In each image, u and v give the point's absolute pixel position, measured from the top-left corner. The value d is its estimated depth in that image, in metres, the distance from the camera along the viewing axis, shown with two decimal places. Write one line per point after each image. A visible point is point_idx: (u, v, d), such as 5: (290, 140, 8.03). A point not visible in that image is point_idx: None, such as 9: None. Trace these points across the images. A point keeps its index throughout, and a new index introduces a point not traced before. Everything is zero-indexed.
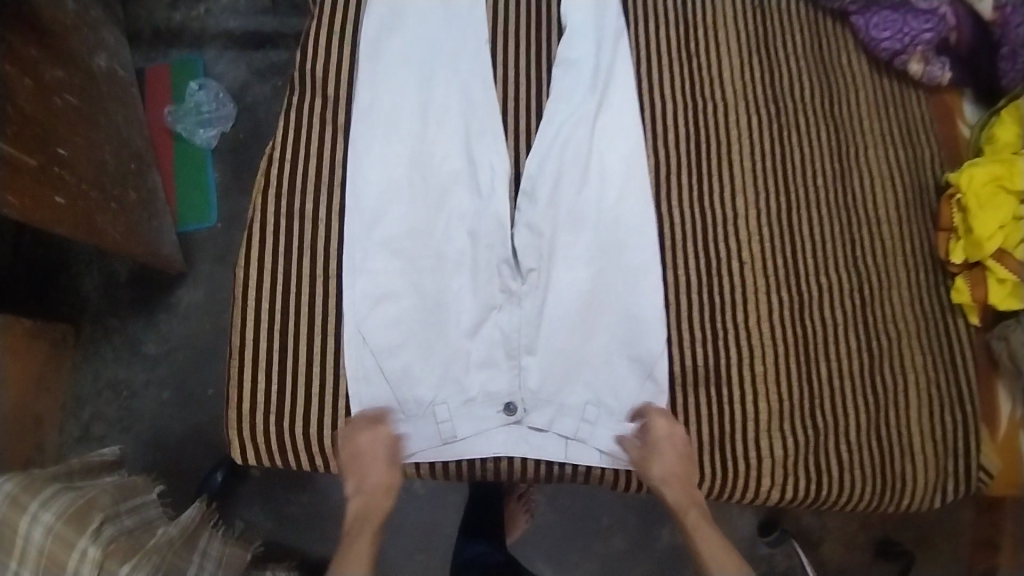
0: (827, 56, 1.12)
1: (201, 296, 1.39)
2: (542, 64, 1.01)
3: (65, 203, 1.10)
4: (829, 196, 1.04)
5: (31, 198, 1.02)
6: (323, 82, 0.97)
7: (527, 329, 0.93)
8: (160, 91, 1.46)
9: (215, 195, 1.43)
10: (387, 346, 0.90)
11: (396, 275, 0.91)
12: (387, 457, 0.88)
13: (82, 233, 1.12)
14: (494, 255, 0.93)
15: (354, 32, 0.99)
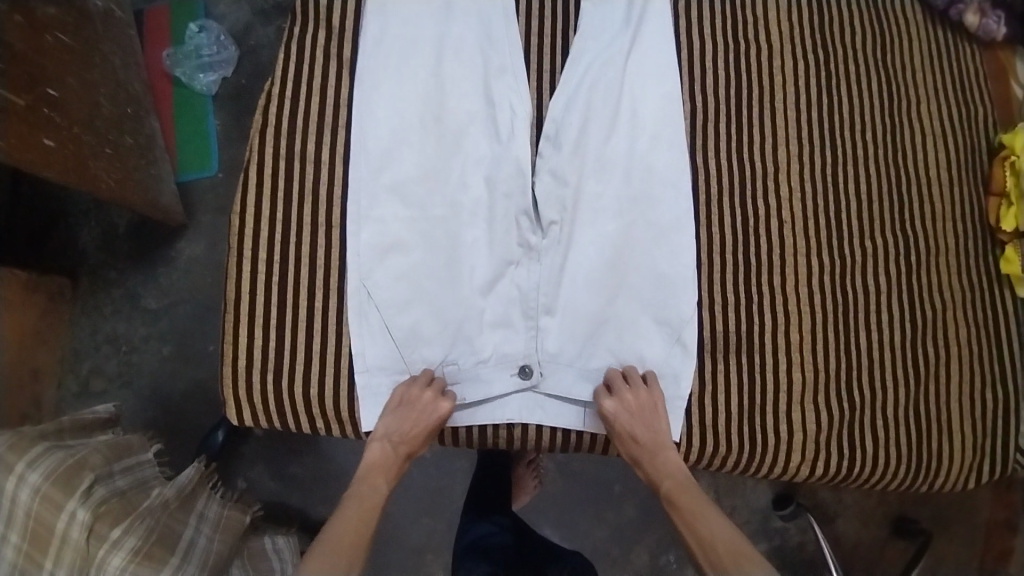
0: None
1: (202, 250, 1.33)
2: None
3: (55, 145, 1.03)
4: (877, 149, 0.96)
5: (18, 141, 0.95)
6: (328, 13, 0.89)
7: (546, 288, 0.87)
8: (159, 33, 1.38)
9: (217, 143, 1.36)
10: (393, 303, 0.83)
11: (405, 227, 0.84)
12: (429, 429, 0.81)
13: (72, 177, 1.06)
14: (512, 206, 0.86)
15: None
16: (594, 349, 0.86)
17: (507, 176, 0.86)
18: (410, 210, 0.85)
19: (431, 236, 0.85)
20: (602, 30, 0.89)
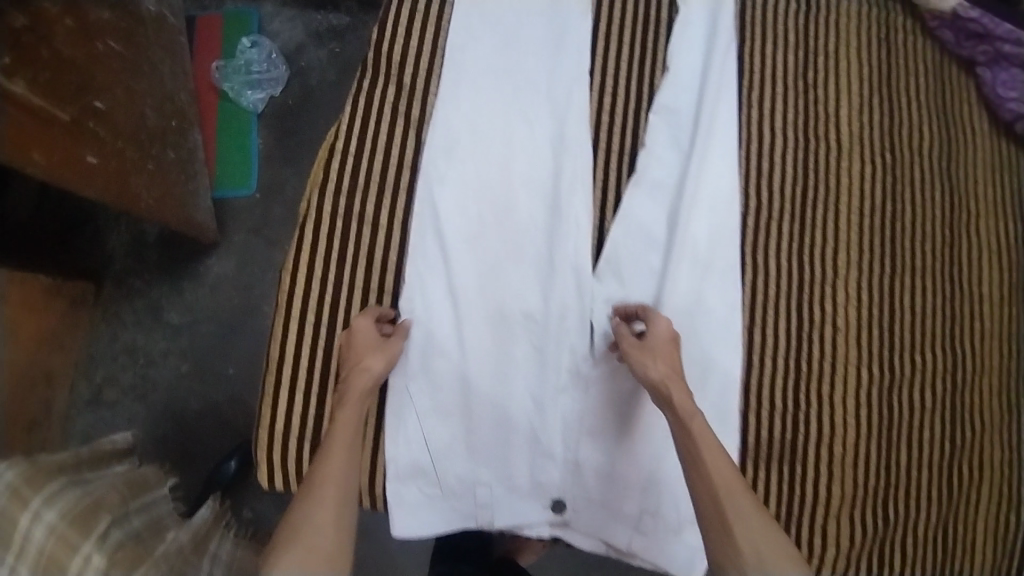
0: (950, 107, 1.00)
1: (231, 269, 1.30)
2: (644, 77, 0.89)
3: (100, 164, 0.98)
4: (935, 266, 0.95)
5: (56, 155, 0.89)
6: (399, 69, 0.87)
7: (589, 418, 0.83)
8: (210, 44, 1.36)
9: (258, 163, 1.33)
10: (431, 412, 0.81)
11: (449, 328, 0.82)
12: (365, 351, 0.77)
13: (115, 196, 1.01)
14: (566, 326, 0.83)
15: (437, 18, 0.89)
16: (629, 488, 0.81)
17: (563, 281, 0.83)
18: (457, 311, 0.82)
19: (470, 341, 0.82)
20: (673, 123, 0.88)
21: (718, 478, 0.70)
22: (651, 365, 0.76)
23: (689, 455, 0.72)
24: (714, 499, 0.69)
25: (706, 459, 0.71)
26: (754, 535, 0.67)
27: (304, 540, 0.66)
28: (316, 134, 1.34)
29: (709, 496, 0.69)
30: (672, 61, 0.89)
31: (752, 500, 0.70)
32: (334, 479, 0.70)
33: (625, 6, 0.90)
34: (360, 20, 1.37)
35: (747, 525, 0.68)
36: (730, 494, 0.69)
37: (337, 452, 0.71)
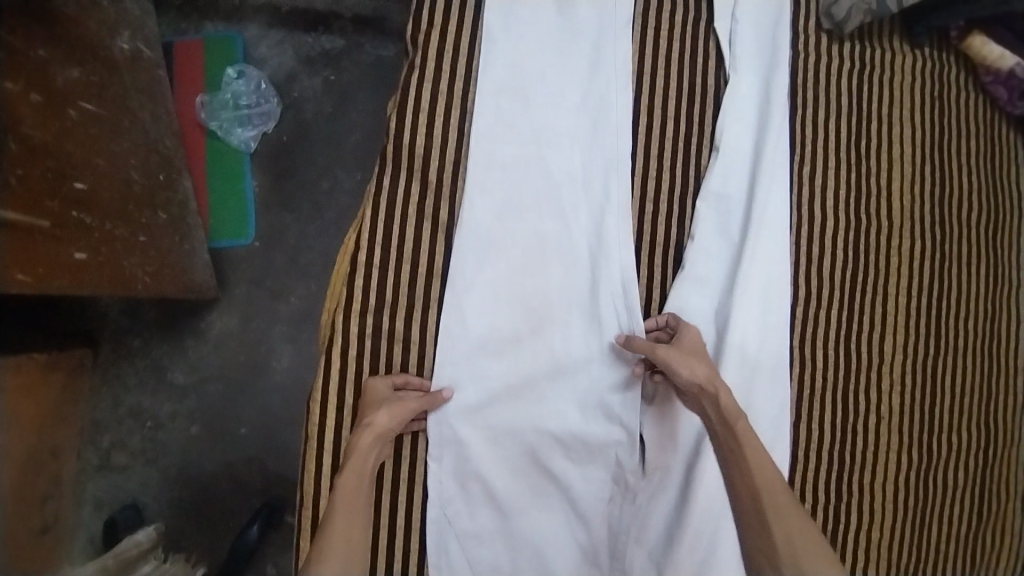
0: (994, 170, 0.98)
1: (235, 325, 1.24)
2: (690, 156, 0.82)
3: (84, 257, 0.93)
4: (976, 340, 0.93)
5: (38, 269, 0.86)
6: (425, 162, 0.77)
7: (635, 528, 0.81)
8: (192, 76, 1.25)
9: (254, 209, 1.23)
10: (474, 534, 0.79)
11: (484, 448, 0.78)
12: (378, 405, 0.73)
13: (106, 286, 0.98)
14: (607, 438, 0.80)
15: (463, 97, 0.78)
16: None
17: (609, 387, 0.79)
18: (491, 431, 0.78)
19: (508, 459, 0.79)
20: (721, 212, 0.82)
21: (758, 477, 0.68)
22: (686, 363, 0.73)
23: (732, 453, 0.70)
24: (754, 496, 0.68)
25: (747, 456, 0.69)
26: (794, 536, 0.65)
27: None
28: (315, 172, 1.24)
29: (749, 493, 0.68)
30: (722, 137, 0.82)
31: (789, 496, 0.68)
32: (339, 540, 0.65)
33: (668, 74, 0.82)
34: (355, 43, 1.25)
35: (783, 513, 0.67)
36: (770, 490, 0.68)
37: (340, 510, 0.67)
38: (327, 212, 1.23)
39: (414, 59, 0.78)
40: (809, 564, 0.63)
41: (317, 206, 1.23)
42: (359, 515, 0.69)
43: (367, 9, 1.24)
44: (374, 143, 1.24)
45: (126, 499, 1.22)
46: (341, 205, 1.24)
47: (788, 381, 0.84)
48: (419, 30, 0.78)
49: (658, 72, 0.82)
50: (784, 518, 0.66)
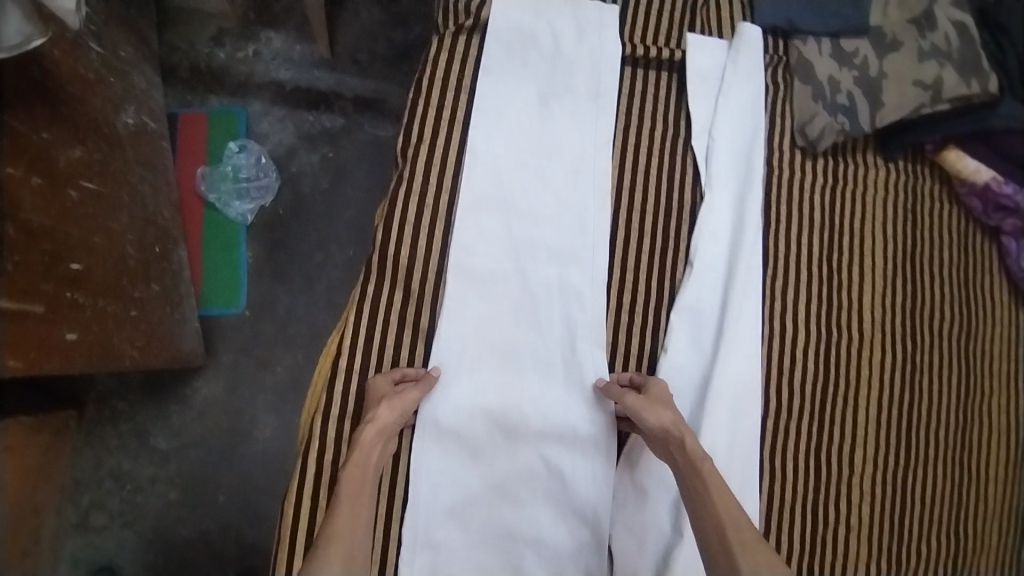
0: (969, 281, 1.00)
1: (219, 392, 1.25)
2: (667, 270, 0.85)
3: (76, 339, 0.95)
4: (946, 450, 0.94)
5: (32, 353, 0.88)
6: (408, 271, 0.80)
7: None
8: (195, 146, 1.29)
9: (246, 279, 1.26)
10: None
11: (456, 554, 0.77)
12: (377, 403, 0.73)
13: (97, 362, 1.00)
14: (579, 546, 0.79)
15: (448, 207, 0.81)
16: None
17: (578, 477, 0.79)
18: (463, 535, 0.77)
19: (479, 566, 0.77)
20: (695, 325, 0.84)
21: (726, 520, 0.65)
22: (651, 410, 0.73)
23: (699, 498, 0.67)
24: (720, 537, 0.64)
25: (713, 498, 0.67)
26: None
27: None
28: (308, 246, 1.27)
29: (715, 534, 0.65)
30: (696, 252, 0.84)
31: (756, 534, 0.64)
32: (341, 539, 0.63)
33: (645, 187, 0.86)
34: (354, 121, 1.29)
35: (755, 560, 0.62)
36: (738, 534, 0.64)
37: (339, 514, 0.65)
38: (318, 286, 1.26)
39: (403, 168, 0.82)
40: None
41: (308, 279, 1.26)
42: (364, 512, 0.67)
43: (366, 91, 1.30)
44: (367, 219, 1.27)
45: (99, 563, 1.21)
46: (332, 279, 1.26)
47: (759, 493, 0.84)
48: (408, 142, 0.82)
49: (637, 188, 0.86)
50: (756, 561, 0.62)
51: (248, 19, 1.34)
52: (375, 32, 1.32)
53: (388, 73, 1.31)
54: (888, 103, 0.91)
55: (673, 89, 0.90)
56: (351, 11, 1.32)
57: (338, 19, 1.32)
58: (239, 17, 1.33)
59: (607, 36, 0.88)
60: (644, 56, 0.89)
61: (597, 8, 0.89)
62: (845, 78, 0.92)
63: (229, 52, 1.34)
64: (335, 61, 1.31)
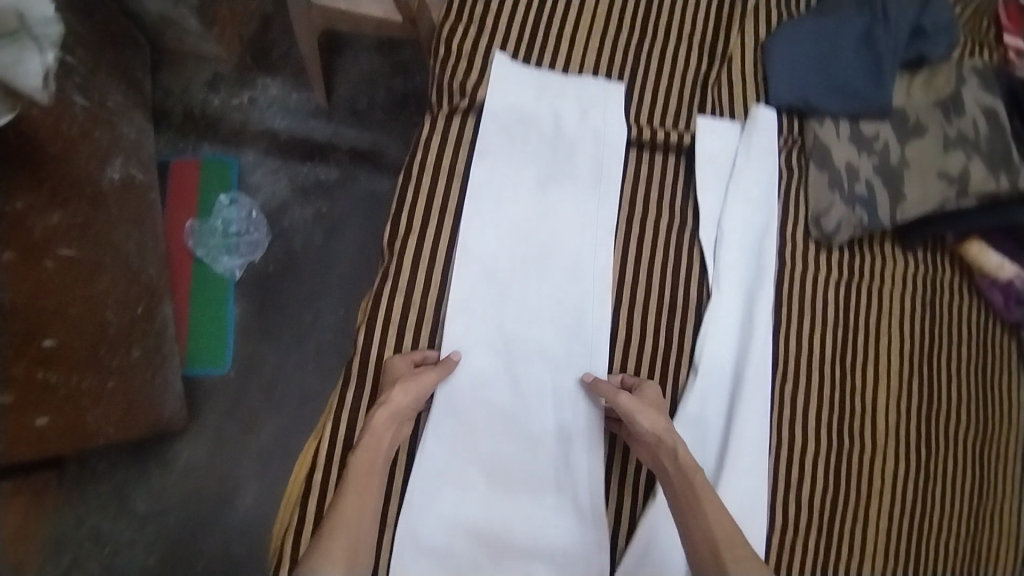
0: (988, 382, 0.95)
1: (203, 455, 1.21)
2: (669, 376, 0.79)
3: (46, 423, 0.94)
4: (960, 567, 0.88)
5: None
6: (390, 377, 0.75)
7: None
8: (185, 197, 1.25)
9: (234, 337, 1.22)
10: None
11: None
12: (393, 383, 0.70)
13: (69, 442, 0.99)
14: None
15: (436, 305, 0.77)
16: None
17: None
18: None
19: None
20: (698, 436, 0.79)
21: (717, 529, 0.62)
22: (644, 414, 0.70)
23: (689, 506, 0.64)
24: (711, 546, 0.61)
25: (704, 507, 0.64)
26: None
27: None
28: (298, 303, 1.22)
29: (706, 543, 0.62)
30: (701, 357, 0.79)
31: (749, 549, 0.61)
32: (346, 527, 0.61)
33: (648, 282, 0.81)
34: (349, 174, 1.25)
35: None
36: (730, 544, 0.61)
37: (345, 504, 0.62)
38: (307, 345, 1.21)
39: (388, 263, 0.77)
40: None
41: (298, 338, 1.21)
42: (371, 498, 0.65)
43: (363, 142, 1.25)
44: (360, 277, 1.22)
45: None
46: (322, 338, 1.21)
47: None
48: (396, 232, 0.77)
49: (640, 283, 0.80)
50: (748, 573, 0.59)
51: (245, 63, 1.30)
52: (374, 80, 1.26)
53: (386, 123, 1.25)
54: (911, 196, 0.85)
55: (681, 175, 0.84)
56: (351, 57, 1.27)
57: (336, 65, 1.26)
58: (236, 61, 1.29)
59: (613, 114, 0.83)
60: (651, 140, 0.84)
61: (603, 87, 0.84)
62: (864, 164, 0.86)
63: (223, 97, 1.29)
64: (331, 111, 1.26)
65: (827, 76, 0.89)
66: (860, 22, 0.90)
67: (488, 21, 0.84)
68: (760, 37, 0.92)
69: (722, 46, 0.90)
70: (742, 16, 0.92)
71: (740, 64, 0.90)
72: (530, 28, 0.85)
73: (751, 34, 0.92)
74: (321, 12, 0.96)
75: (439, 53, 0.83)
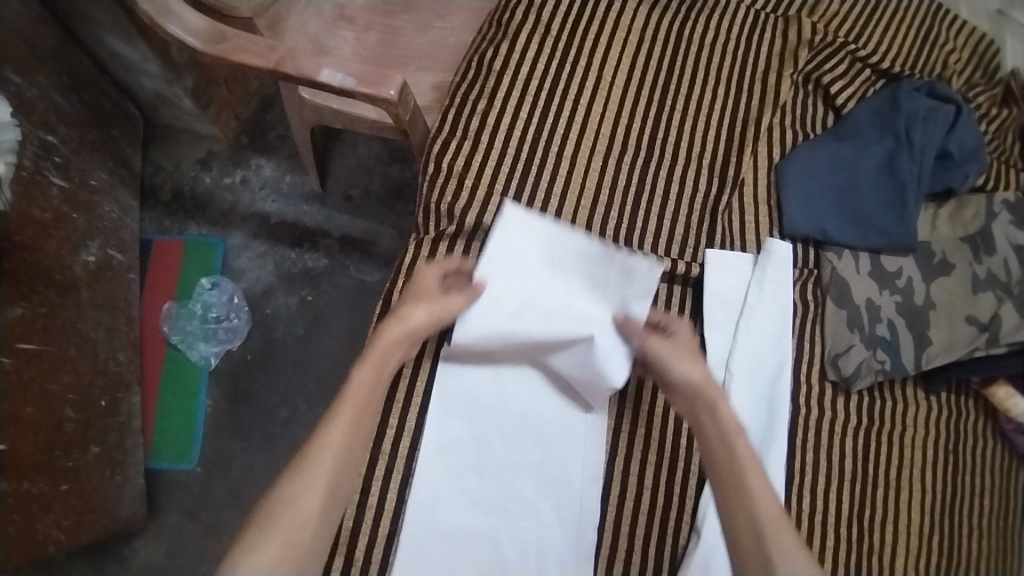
0: (1007, 546, 0.87)
1: (158, 559, 1.10)
2: (665, 542, 0.72)
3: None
4: None
5: None
6: (349, 545, 0.69)
7: None
8: (166, 278, 1.20)
9: (203, 429, 1.15)
10: None
11: None
12: (419, 295, 0.70)
13: (22, 557, 0.87)
14: None
15: (408, 455, 0.72)
16: None
17: None
18: None
19: None
20: None
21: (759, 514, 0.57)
22: (683, 365, 0.67)
23: (730, 480, 0.60)
24: (754, 527, 0.57)
25: (745, 480, 0.59)
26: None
27: (279, 532, 0.54)
28: (273, 400, 1.15)
29: (748, 522, 0.57)
30: (704, 517, 0.71)
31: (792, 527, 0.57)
32: (331, 452, 0.58)
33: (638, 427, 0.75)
34: (337, 263, 1.19)
35: (792, 566, 0.54)
36: (772, 529, 0.56)
37: (340, 421, 0.60)
38: (280, 445, 1.13)
39: None
40: None
41: (270, 437, 1.13)
42: (368, 425, 0.62)
43: (355, 231, 1.20)
44: (341, 374, 1.15)
45: None
46: (296, 439, 1.13)
47: None
48: None
49: (638, 430, 0.75)
50: (790, 565, 0.54)
51: (241, 143, 1.26)
52: (370, 167, 1.23)
53: (380, 212, 1.21)
54: (936, 341, 0.79)
55: (687, 311, 0.79)
56: (349, 142, 1.24)
57: (333, 149, 1.23)
58: (231, 141, 1.26)
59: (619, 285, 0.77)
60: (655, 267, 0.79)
61: (595, 210, 0.82)
62: (886, 303, 0.80)
63: (215, 176, 1.25)
64: (324, 195, 1.22)
65: (844, 205, 0.83)
66: (881, 148, 0.85)
67: (482, 138, 0.83)
68: (774, 160, 0.87)
69: (734, 170, 0.85)
70: (755, 138, 0.87)
71: (753, 190, 0.84)
72: (526, 145, 0.83)
73: (765, 157, 0.86)
74: (313, 108, 0.91)
75: (427, 169, 0.82)
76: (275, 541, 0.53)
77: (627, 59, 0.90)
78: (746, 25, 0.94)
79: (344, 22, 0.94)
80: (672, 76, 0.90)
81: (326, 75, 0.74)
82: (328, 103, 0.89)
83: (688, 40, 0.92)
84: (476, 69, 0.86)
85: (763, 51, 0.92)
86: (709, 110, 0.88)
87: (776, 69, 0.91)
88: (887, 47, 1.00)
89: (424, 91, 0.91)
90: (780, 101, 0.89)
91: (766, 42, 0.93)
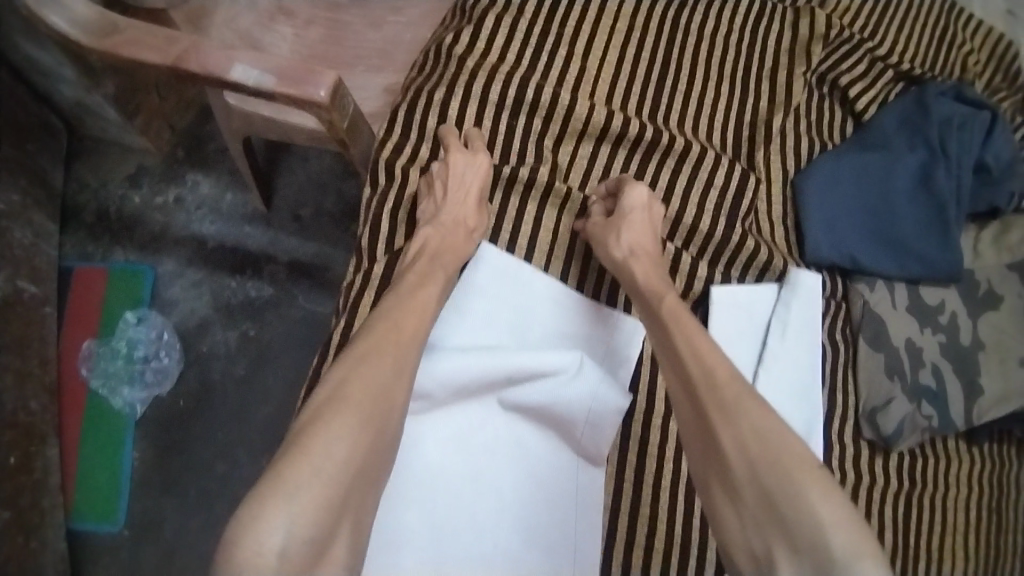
0: None
1: None
2: None
3: None
4: None
5: None
6: None
7: None
8: (88, 312, 1.03)
9: (129, 489, 0.98)
10: None
11: None
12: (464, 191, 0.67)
13: None
14: None
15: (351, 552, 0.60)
16: None
17: None
18: None
19: None
20: None
21: (724, 432, 0.51)
22: (635, 232, 0.65)
23: (664, 338, 0.58)
24: (685, 381, 0.55)
25: (678, 336, 0.57)
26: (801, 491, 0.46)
27: (345, 430, 0.50)
28: (211, 452, 0.99)
29: (680, 376, 0.55)
30: None
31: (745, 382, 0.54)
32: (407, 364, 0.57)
33: (636, 504, 0.63)
34: (285, 290, 1.04)
35: (732, 416, 0.51)
36: (705, 380, 0.54)
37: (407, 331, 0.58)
38: (219, 504, 0.97)
39: None
40: (755, 456, 0.48)
41: (209, 494, 0.97)
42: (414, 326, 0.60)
43: (306, 254, 1.05)
44: (288, 421, 0.99)
45: None
46: (238, 497, 0.97)
47: None
48: None
49: (642, 511, 0.63)
50: (727, 415, 0.51)
51: (176, 156, 1.11)
52: (322, 183, 1.08)
53: (334, 233, 1.06)
54: (989, 391, 0.67)
55: None
56: (299, 154, 1.10)
57: (280, 162, 1.09)
58: (165, 153, 1.10)
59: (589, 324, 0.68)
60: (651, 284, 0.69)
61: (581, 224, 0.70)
62: (928, 345, 0.68)
63: (146, 193, 1.09)
64: (270, 215, 1.07)
65: (874, 224, 0.71)
66: (914, 159, 0.72)
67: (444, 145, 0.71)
68: (788, 172, 0.75)
69: (751, 183, 0.71)
70: (765, 143, 0.75)
71: (766, 211, 0.73)
72: (497, 154, 0.71)
73: (778, 165, 0.75)
74: (242, 117, 0.77)
75: (378, 183, 0.70)
76: (327, 468, 0.47)
77: (616, 52, 0.76)
78: (750, 13, 0.81)
79: (281, 16, 0.80)
80: (668, 71, 0.76)
81: (239, 71, 0.61)
82: (258, 111, 0.75)
83: (685, 30, 0.79)
84: (435, 61, 0.73)
85: (771, 43, 0.80)
86: (712, 112, 0.76)
87: (787, 65, 0.79)
88: (903, 45, 0.89)
89: (373, 97, 0.78)
90: (793, 101, 0.77)
91: (774, 31, 0.80)
